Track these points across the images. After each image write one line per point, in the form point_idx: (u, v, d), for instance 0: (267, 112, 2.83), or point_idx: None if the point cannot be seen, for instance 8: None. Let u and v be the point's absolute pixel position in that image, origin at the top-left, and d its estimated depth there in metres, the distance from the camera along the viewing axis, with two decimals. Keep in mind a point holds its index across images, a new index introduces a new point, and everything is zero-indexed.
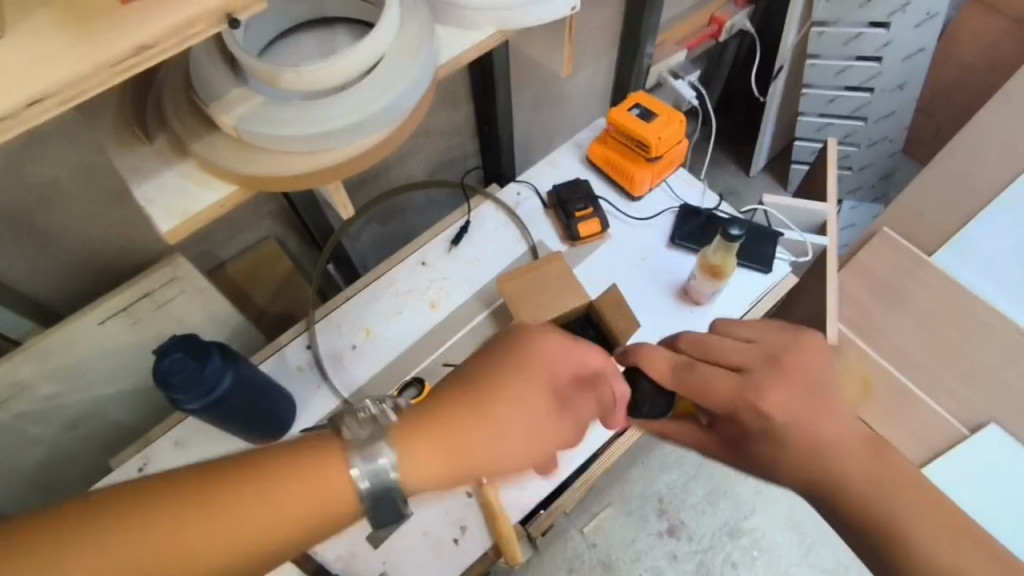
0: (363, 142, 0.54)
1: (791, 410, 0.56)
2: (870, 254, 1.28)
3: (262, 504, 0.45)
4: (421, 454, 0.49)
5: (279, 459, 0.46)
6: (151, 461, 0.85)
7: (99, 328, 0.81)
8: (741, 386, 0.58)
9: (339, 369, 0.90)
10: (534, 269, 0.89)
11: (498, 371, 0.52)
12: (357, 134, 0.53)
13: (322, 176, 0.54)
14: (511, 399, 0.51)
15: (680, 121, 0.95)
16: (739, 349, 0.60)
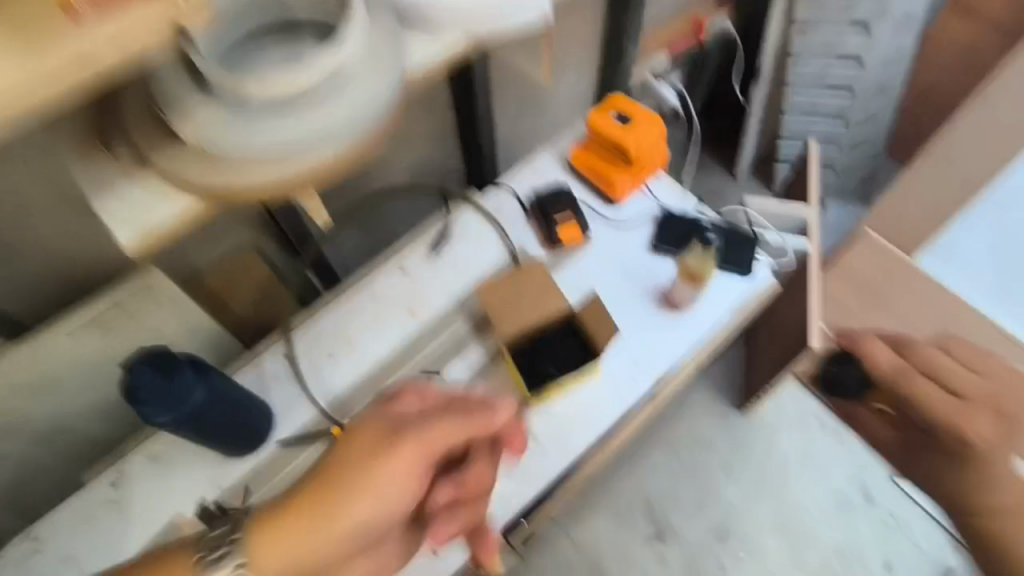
0: (329, 150, 0.52)
1: None
2: (854, 255, 1.29)
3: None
4: (273, 548, 0.52)
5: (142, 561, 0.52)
6: (125, 475, 0.84)
7: (70, 340, 0.80)
8: None
9: (317, 379, 0.89)
10: (507, 282, 0.87)
11: (362, 444, 0.58)
12: (322, 143, 0.52)
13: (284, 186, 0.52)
14: (343, 494, 0.55)
15: (661, 125, 0.94)
16: None
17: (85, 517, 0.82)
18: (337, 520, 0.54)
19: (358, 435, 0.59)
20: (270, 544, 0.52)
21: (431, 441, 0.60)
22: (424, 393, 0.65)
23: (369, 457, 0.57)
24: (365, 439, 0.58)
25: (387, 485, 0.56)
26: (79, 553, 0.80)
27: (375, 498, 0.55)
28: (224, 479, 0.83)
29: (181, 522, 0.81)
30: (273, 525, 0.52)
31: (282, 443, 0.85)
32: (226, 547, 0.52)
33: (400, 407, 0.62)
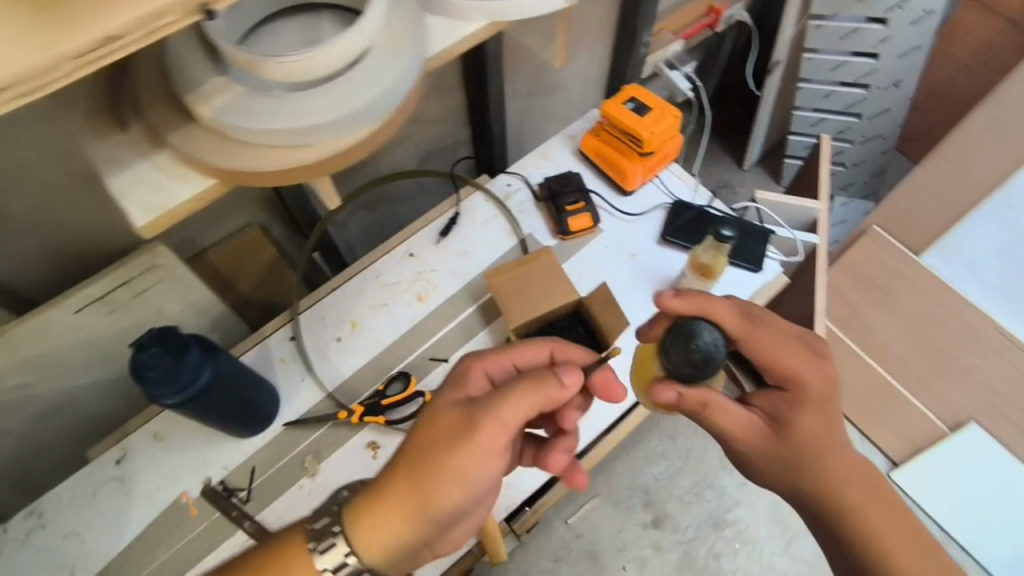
0: (348, 136, 0.52)
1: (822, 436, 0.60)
2: (858, 252, 1.29)
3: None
4: (376, 532, 0.52)
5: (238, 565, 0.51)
6: (128, 453, 0.84)
7: (75, 317, 0.79)
8: (789, 403, 0.61)
9: (323, 361, 0.89)
10: (518, 273, 0.87)
11: (442, 426, 0.55)
12: (342, 128, 0.51)
13: (299, 173, 0.53)
14: (434, 480, 0.52)
15: (675, 116, 0.93)
16: (799, 359, 0.61)
17: (88, 494, 0.82)
18: (433, 498, 0.52)
19: (441, 411, 0.56)
20: (371, 530, 0.52)
21: (509, 417, 0.54)
22: (492, 366, 0.62)
23: (450, 441, 0.53)
24: (446, 418, 0.55)
25: (473, 465, 0.53)
26: (83, 529, 0.80)
27: (469, 473, 0.53)
28: (230, 460, 0.83)
29: (185, 500, 0.81)
30: (370, 509, 0.52)
31: (288, 424, 0.85)
32: (336, 534, 0.51)
33: (471, 386, 0.61)
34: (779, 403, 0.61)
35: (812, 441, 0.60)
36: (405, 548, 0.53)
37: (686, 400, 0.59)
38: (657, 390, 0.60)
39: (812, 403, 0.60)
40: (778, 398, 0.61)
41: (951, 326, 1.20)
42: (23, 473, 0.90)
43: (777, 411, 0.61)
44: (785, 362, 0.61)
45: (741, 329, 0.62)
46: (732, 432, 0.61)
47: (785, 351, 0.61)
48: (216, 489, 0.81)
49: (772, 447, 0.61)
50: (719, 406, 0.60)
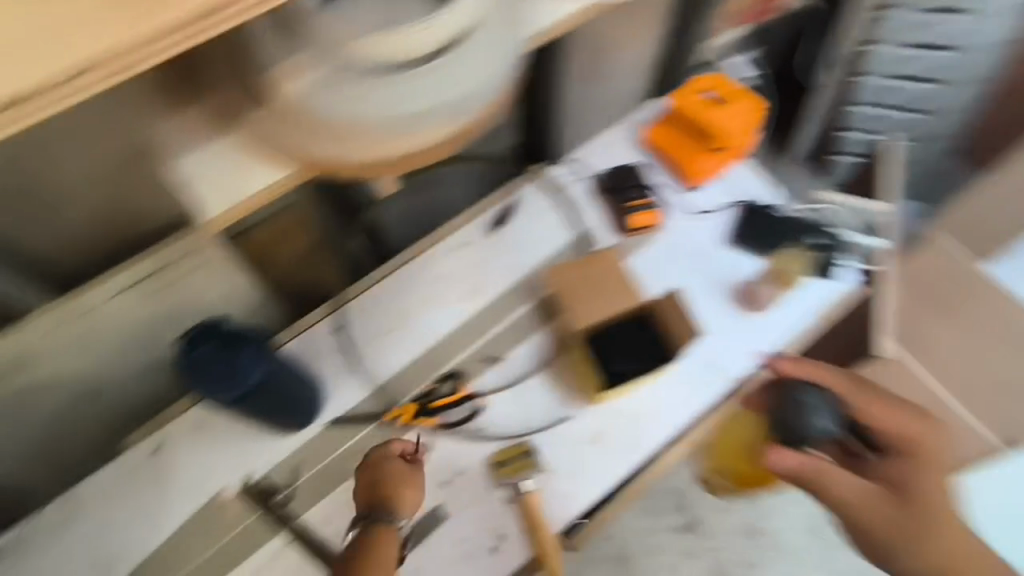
0: (447, 124, 0.45)
1: (928, 490, 0.67)
2: (921, 257, 1.23)
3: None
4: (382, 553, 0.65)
5: None
6: (163, 445, 0.79)
7: (112, 301, 0.74)
8: (889, 465, 0.69)
9: (369, 356, 0.83)
10: (586, 273, 0.82)
11: (380, 476, 0.70)
12: (443, 117, 0.44)
13: (384, 163, 0.46)
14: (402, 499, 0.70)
15: (759, 111, 0.88)
16: (892, 417, 0.71)
17: (122, 485, 0.78)
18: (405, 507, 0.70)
19: (388, 445, 0.74)
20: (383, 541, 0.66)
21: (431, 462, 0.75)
22: (397, 448, 0.74)
23: (389, 483, 0.70)
24: (389, 467, 0.71)
25: (409, 495, 0.70)
26: (116, 523, 0.76)
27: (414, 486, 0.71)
28: (271, 457, 0.79)
29: (226, 496, 0.77)
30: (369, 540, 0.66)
31: (332, 422, 0.80)
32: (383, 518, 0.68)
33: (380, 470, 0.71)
34: (890, 466, 0.69)
35: (925, 500, 0.66)
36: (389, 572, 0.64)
37: (796, 468, 0.67)
38: (772, 459, 0.67)
39: (921, 463, 0.68)
40: (886, 462, 0.70)
41: None
42: (50, 459, 0.86)
43: (893, 475, 0.68)
44: (888, 424, 0.71)
45: (848, 396, 0.72)
46: (850, 499, 0.67)
47: (891, 414, 0.71)
48: (258, 486, 0.78)
49: (888, 513, 0.66)
50: (832, 473, 0.67)
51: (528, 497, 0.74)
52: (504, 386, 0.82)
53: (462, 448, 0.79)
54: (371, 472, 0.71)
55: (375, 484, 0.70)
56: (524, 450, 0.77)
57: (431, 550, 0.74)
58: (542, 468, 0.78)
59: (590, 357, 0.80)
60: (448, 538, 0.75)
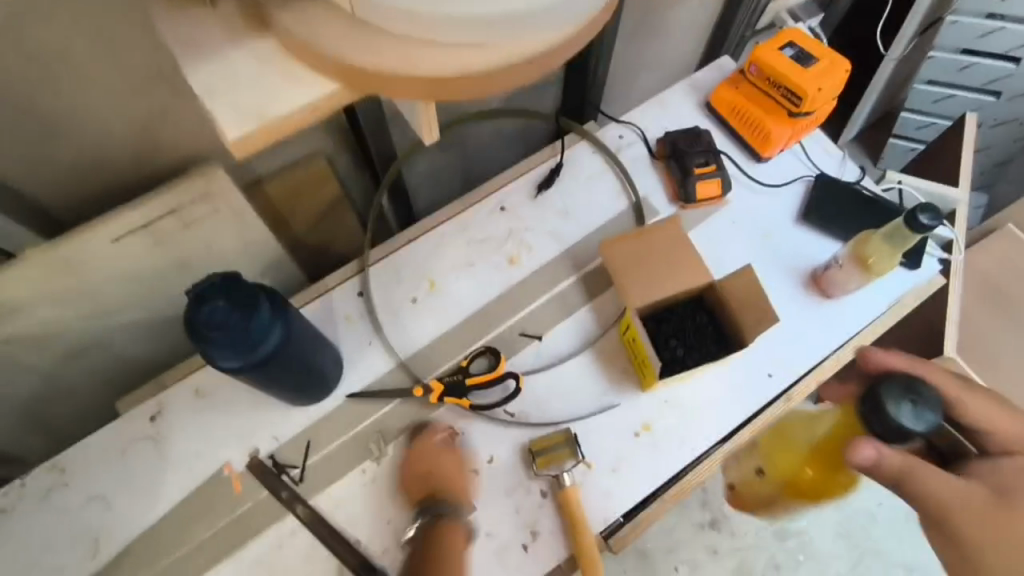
0: (539, 38, 0.37)
1: None
2: (986, 252, 1.13)
3: None
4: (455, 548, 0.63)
5: None
6: (165, 409, 0.72)
7: (113, 246, 0.65)
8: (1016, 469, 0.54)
9: (395, 325, 0.75)
10: (644, 245, 0.72)
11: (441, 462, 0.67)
12: (535, 25, 0.36)
13: (459, 87, 0.36)
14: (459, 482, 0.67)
15: (846, 71, 0.76)
16: (1013, 423, 0.57)
17: (117, 452, 0.70)
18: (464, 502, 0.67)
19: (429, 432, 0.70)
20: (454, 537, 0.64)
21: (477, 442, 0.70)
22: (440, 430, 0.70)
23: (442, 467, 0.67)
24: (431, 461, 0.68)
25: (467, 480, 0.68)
26: (110, 492, 0.69)
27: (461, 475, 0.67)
28: (281, 430, 0.71)
29: (228, 473, 0.69)
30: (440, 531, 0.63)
31: (352, 396, 0.72)
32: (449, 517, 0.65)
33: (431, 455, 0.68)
34: (1007, 468, 0.55)
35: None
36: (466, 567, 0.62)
37: (889, 459, 0.53)
38: (853, 445, 0.54)
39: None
40: (1003, 465, 0.55)
41: None
42: (43, 416, 0.78)
43: (1006, 482, 0.54)
44: (1002, 425, 0.57)
45: (956, 393, 0.58)
46: (952, 503, 0.52)
47: (1002, 416, 0.57)
48: (265, 464, 0.69)
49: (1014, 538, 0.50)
50: (926, 471, 0.54)
51: (567, 491, 0.67)
52: (541, 367, 0.74)
53: (493, 433, 0.70)
54: (430, 454, 0.68)
55: (429, 470, 0.67)
56: (562, 439, 0.68)
57: None
58: (583, 460, 0.69)
59: (636, 338, 0.70)
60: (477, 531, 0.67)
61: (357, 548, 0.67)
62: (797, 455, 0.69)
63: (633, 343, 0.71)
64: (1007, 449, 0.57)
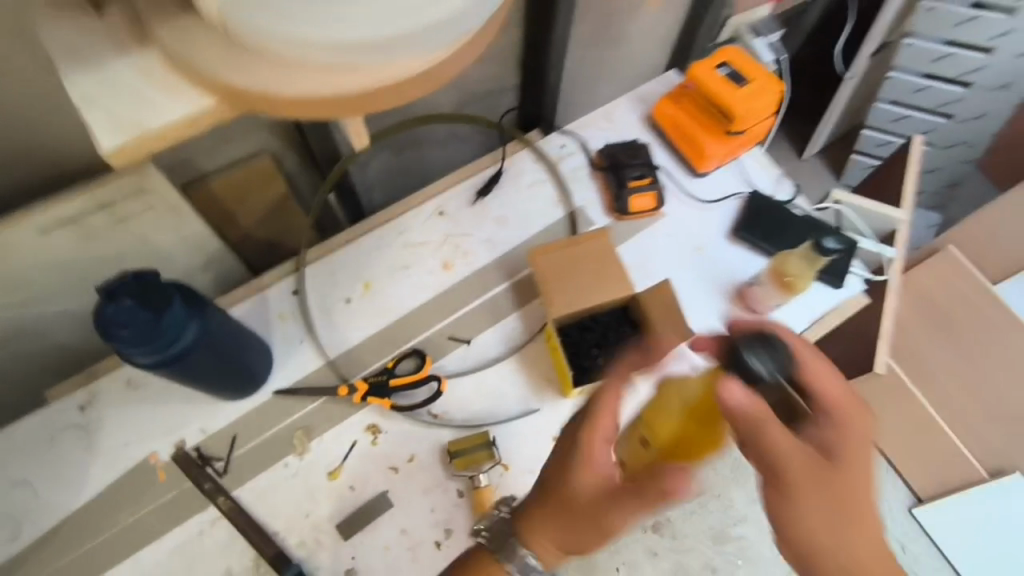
0: (409, 59, 0.37)
1: (863, 476, 0.49)
2: (928, 273, 1.15)
3: None
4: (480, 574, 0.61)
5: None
6: (93, 399, 0.73)
7: (41, 239, 0.66)
8: (839, 435, 0.49)
9: (327, 324, 0.77)
10: (572, 258, 0.74)
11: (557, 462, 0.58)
12: (401, 51, 0.36)
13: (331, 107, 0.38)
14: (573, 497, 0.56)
15: (778, 92, 0.78)
16: (838, 384, 0.49)
17: (44, 439, 0.71)
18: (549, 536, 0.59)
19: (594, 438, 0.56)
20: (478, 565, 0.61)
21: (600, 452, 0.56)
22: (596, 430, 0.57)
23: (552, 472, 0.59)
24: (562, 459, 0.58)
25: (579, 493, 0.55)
26: (35, 477, 0.70)
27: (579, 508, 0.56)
28: (208, 423, 0.73)
29: (155, 463, 0.71)
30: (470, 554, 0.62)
31: (280, 392, 0.73)
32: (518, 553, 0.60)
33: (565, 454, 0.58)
34: (828, 436, 0.49)
35: (854, 483, 0.48)
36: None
37: (749, 407, 0.44)
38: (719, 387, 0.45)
39: (863, 445, 0.49)
40: (827, 432, 0.49)
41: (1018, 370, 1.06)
42: None
43: (833, 448, 0.49)
44: (831, 389, 0.49)
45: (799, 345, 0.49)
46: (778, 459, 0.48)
47: (826, 373, 0.50)
48: (190, 456, 0.71)
49: (821, 498, 0.48)
50: (778, 427, 0.46)
51: (481, 491, 0.69)
52: (467, 369, 0.76)
53: (416, 432, 0.72)
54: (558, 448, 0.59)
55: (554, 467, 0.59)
56: (480, 440, 0.70)
57: (370, 538, 0.69)
58: (500, 462, 0.71)
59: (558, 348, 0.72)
60: (393, 525, 0.69)
61: (275, 540, 0.68)
62: (666, 420, 0.53)
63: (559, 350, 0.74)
64: (829, 414, 0.49)
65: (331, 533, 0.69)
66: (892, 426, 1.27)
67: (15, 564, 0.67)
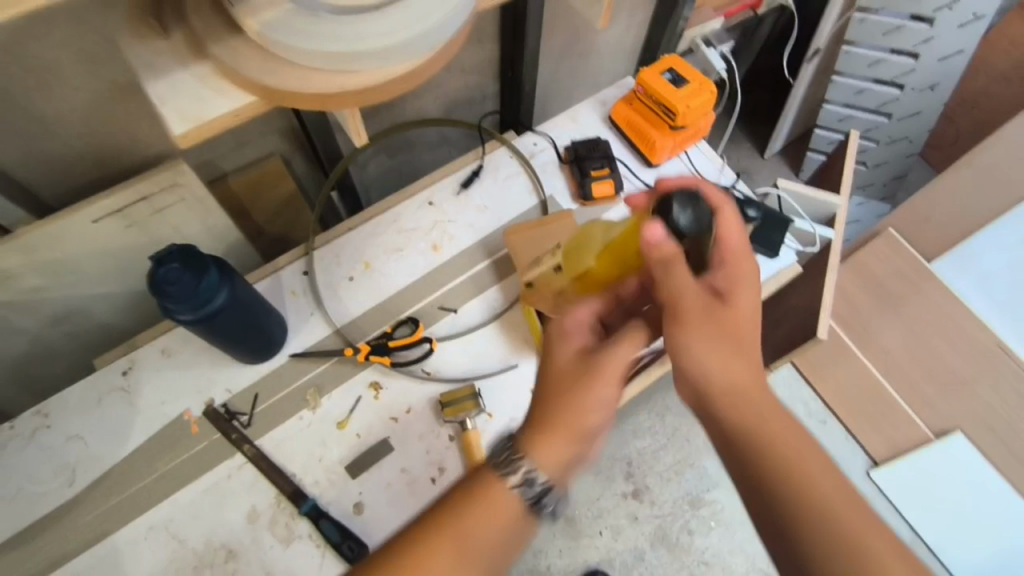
0: (395, 68, 0.51)
1: (747, 323, 0.60)
2: (870, 252, 1.28)
3: (457, 521, 0.58)
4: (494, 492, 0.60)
5: (432, 519, 0.58)
6: (135, 365, 0.85)
7: (94, 226, 0.79)
8: (728, 280, 0.61)
9: (333, 298, 0.89)
10: (535, 235, 0.87)
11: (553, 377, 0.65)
12: (389, 61, 0.50)
13: (338, 100, 0.52)
14: (572, 383, 0.64)
15: (712, 92, 0.92)
16: (734, 234, 0.62)
17: (92, 401, 0.83)
18: (553, 427, 0.62)
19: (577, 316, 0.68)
20: (494, 486, 0.60)
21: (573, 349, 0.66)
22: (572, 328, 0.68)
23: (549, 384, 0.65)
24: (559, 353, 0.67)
25: (575, 379, 0.64)
26: (86, 433, 0.82)
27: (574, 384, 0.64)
28: (233, 384, 0.84)
29: (188, 418, 0.83)
30: (483, 480, 0.61)
31: (294, 355, 0.86)
32: (516, 459, 0.60)
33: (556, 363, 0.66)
34: (720, 281, 0.61)
35: (742, 327, 0.59)
36: (513, 511, 0.60)
37: (664, 248, 0.56)
38: (646, 227, 0.56)
39: (749, 290, 0.61)
40: (717, 278, 0.61)
41: (949, 333, 1.20)
42: (28, 372, 0.91)
43: (724, 291, 0.61)
44: (730, 237, 0.62)
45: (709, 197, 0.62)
46: (683, 303, 0.59)
47: (731, 227, 0.63)
48: (218, 411, 0.83)
49: (712, 335, 0.58)
50: (682, 270, 0.57)
51: (469, 434, 0.81)
52: (455, 334, 0.88)
53: (413, 387, 0.85)
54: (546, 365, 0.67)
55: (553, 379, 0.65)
56: (468, 392, 0.82)
57: (375, 477, 0.80)
58: (485, 410, 0.83)
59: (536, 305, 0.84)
60: (394, 465, 0.81)
61: (293, 480, 0.80)
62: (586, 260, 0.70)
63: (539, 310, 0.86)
64: (722, 261, 0.62)
65: (341, 473, 0.81)
66: (848, 394, 1.38)
67: (69, 505, 0.78)
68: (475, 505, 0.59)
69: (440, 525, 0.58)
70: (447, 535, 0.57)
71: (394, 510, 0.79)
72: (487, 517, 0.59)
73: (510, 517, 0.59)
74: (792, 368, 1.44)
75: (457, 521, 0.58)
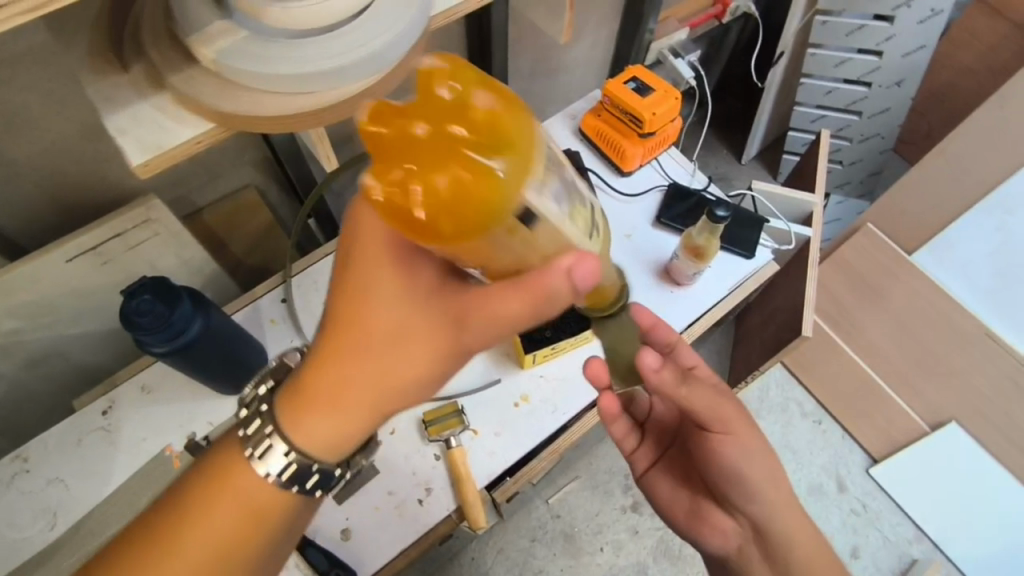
0: (351, 86, 0.52)
1: (743, 478, 0.61)
2: (851, 248, 1.28)
3: (189, 522, 0.48)
4: (231, 493, 0.50)
5: (162, 521, 0.49)
6: (114, 404, 0.84)
7: (67, 266, 0.79)
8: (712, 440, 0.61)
9: (312, 323, 0.89)
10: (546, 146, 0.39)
11: (424, 351, 0.48)
12: (344, 78, 0.51)
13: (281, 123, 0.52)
14: (431, 378, 0.50)
15: (676, 98, 0.94)
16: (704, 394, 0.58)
17: (72, 443, 0.82)
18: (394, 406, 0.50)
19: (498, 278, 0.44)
20: (233, 482, 0.50)
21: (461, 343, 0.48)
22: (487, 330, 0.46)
23: (411, 352, 0.48)
24: (395, 305, 0.47)
25: (442, 371, 0.50)
26: (67, 474, 0.80)
27: (416, 384, 0.49)
28: (215, 416, 0.84)
29: (169, 453, 0.81)
30: (220, 477, 0.50)
31: None
32: (310, 459, 0.50)
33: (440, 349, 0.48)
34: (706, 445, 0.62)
35: (732, 479, 0.61)
36: (260, 506, 0.51)
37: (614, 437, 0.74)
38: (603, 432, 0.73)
39: (729, 445, 0.60)
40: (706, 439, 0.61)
41: (937, 324, 1.19)
42: (8, 415, 0.90)
43: (703, 457, 0.63)
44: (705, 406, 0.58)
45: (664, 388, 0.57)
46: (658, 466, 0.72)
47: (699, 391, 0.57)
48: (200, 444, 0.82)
49: (730, 463, 0.60)
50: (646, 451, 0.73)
51: (453, 452, 0.80)
52: None
53: None
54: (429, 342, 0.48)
55: (422, 365, 0.48)
56: (451, 409, 0.82)
57: (362, 503, 0.79)
58: (469, 427, 0.83)
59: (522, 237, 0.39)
60: (379, 488, 0.80)
61: None
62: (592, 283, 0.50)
63: (392, 133, 0.35)
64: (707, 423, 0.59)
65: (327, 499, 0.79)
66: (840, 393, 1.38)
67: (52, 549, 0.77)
68: (211, 503, 0.49)
69: (171, 522, 0.49)
70: (182, 552, 0.48)
71: (382, 534, 0.78)
72: (222, 516, 0.49)
73: (264, 511, 0.51)
74: (783, 368, 1.43)
75: (187, 521, 0.48)
